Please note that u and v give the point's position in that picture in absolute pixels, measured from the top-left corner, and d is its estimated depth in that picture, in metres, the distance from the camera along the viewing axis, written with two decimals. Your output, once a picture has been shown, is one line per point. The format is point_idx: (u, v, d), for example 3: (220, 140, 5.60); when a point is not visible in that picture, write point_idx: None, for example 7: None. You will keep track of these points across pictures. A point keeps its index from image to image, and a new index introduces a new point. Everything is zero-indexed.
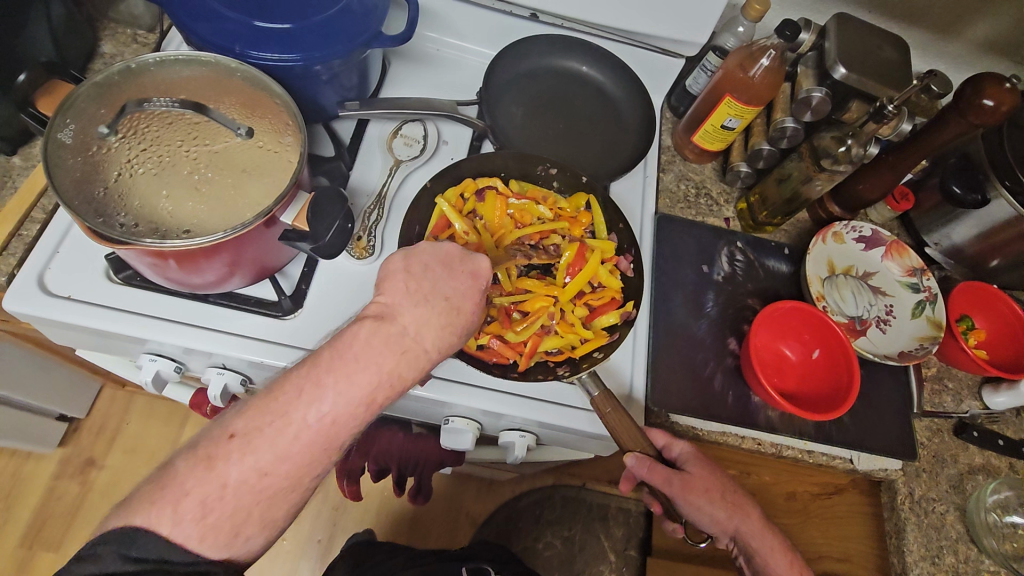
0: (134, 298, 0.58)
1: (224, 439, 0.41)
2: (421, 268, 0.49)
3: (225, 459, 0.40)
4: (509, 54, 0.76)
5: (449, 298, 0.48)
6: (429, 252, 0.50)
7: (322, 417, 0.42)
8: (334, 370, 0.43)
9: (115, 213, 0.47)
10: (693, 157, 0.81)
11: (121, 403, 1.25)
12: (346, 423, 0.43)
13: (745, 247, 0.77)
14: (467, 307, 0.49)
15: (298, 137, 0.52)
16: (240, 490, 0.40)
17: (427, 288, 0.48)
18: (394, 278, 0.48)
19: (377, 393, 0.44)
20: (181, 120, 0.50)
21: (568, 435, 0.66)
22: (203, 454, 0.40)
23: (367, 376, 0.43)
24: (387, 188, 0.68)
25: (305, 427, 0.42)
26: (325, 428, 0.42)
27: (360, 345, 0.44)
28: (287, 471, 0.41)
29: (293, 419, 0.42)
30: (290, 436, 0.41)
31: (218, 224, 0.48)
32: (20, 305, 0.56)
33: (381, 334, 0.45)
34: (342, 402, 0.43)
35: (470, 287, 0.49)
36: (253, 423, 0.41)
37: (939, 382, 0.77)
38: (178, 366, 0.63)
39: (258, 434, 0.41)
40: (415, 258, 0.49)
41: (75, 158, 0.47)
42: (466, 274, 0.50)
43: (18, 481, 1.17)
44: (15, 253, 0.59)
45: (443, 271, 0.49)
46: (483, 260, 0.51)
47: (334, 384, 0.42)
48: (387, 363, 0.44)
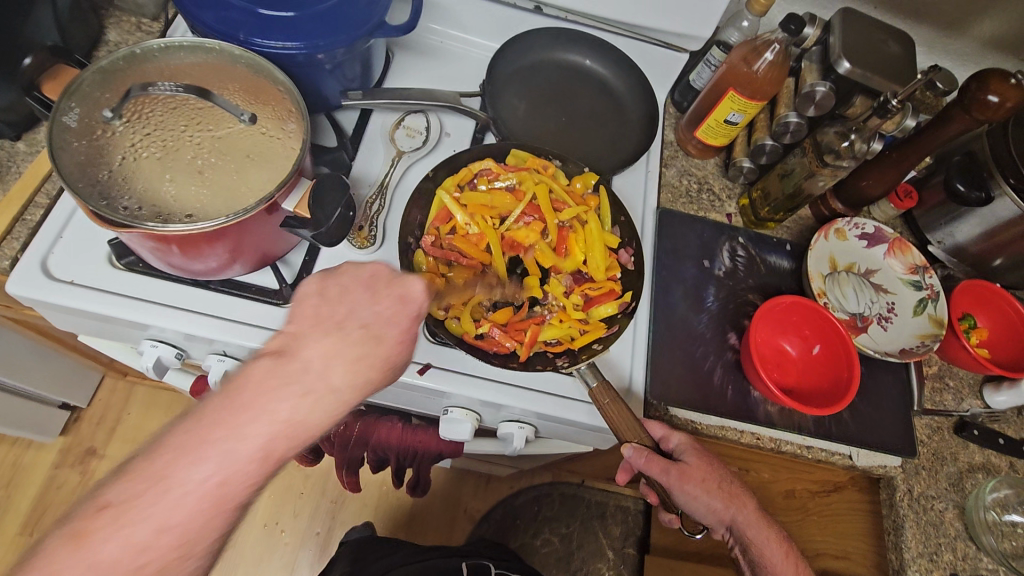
0: (137, 284, 0.59)
1: (94, 512, 0.36)
2: (337, 291, 0.46)
3: (98, 533, 0.35)
4: (513, 46, 0.76)
5: (368, 326, 0.44)
6: (353, 274, 0.46)
7: (205, 479, 0.37)
8: (226, 420, 0.39)
9: (118, 196, 0.47)
10: (696, 152, 0.81)
11: (121, 394, 1.25)
12: (238, 484, 0.39)
13: (747, 243, 0.77)
14: (390, 335, 0.45)
15: (301, 124, 0.53)
16: (117, 564, 0.36)
17: (340, 315, 0.44)
18: (305, 305, 0.45)
19: (273, 445, 0.40)
20: (185, 105, 0.50)
21: (566, 428, 0.66)
22: (76, 530, 0.35)
23: (258, 428, 0.39)
24: (388, 178, 0.68)
25: (187, 490, 0.37)
26: (212, 490, 0.38)
27: (255, 384, 0.40)
28: (173, 541, 0.37)
29: (171, 484, 0.37)
30: (170, 502, 0.37)
31: (220, 209, 0.48)
32: (24, 289, 0.56)
33: (279, 372, 0.41)
34: (227, 461, 0.38)
35: (397, 311, 0.46)
36: (128, 491, 0.36)
37: (940, 381, 0.76)
38: (179, 352, 0.64)
39: (136, 503, 0.36)
40: (333, 281, 0.46)
41: (80, 141, 0.48)
42: (392, 297, 0.46)
43: (19, 469, 1.17)
44: (19, 237, 0.59)
45: (365, 295, 0.46)
46: (416, 284, 0.47)
47: (219, 440, 0.38)
48: (281, 411, 0.40)
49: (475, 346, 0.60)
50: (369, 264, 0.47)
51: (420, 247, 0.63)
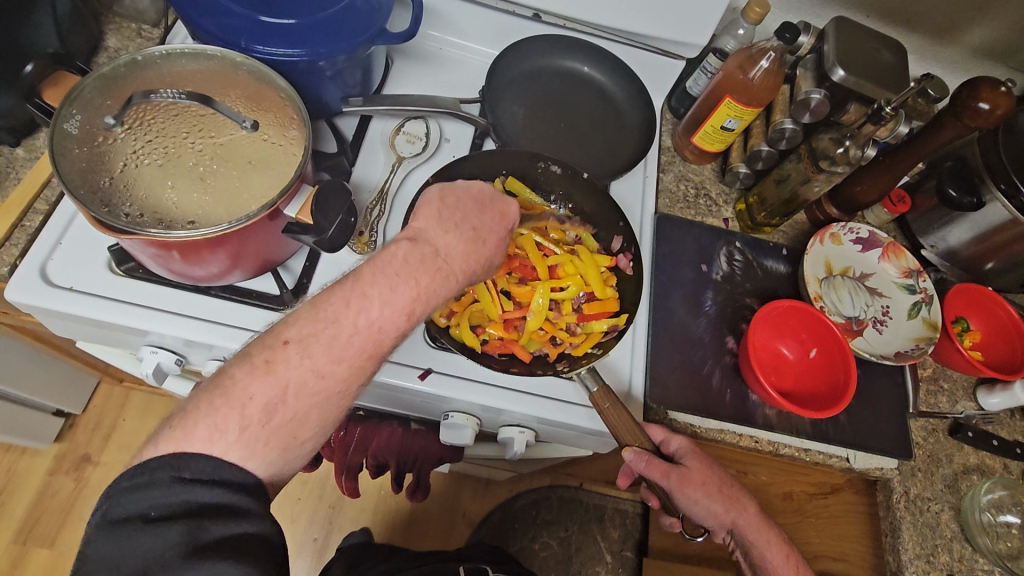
0: (137, 290, 0.59)
1: (277, 345, 0.41)
2: (453, 201, 0.52)
3: (283, 363, 0.41)
4: (511, 54, 0.76)
5: (476, 230, 0.51)
6: (464, 192, 0.53)
7: (371, 323, 0.43)
8: (370, 281, 0.44)
9: (120, 203, 0.47)
10: (693, 158, 0.82)
11: (116, 399, 1.25)
12: (390, 336, 0.45)
13: (744, 247, 0.78)
14: (492, 239, 0.52)
15: (303, 131, 0.53)
16: (299, 393, 0.41)
17: (457, 218, 0.51)
18: (429, 206, 0.51)
19: (415, 308, 0.46)
20: (187, 112, 0.50)
21: (566, 432, 0.66)
22: (257, 361, 0.41)
23: (406, 290, 0.45)
24: (389, 184, 0.69)
25: (355, 332, 0.43)
26: (373, 335, 0.44)
27: (399, 263, 0.46)
28: (342, 377, 0.43)
29: (343, 326, 0.43)
30: (343, 342, 0.43)
31: (222, 216, 0.49)
32: (23, 296, 0.56)
33: (418, 252, 0.47)
34: (388, 314, 0.44)
35: (498, 222, 0.53)
36: (304, 329, 0.42)
37: (935, 383, 0.78)
38: (179, 358, 0.63)
39: (313, 340, 0.42)
40: (450, 193, 0.53)
41: (81, 148, 0.48)
42: (495, 212, 0.54)
43: (12, 477, 1.17)
44: (18, 243, 0.59)
45: (475, 206, 0.53)
46: (512, 204, 0.55)
47: (379, 292, 0.44)
48: (424, 279, 0.46)
49: (481, 352, 0.61)
50: (474, 184, 0.55)
51: None
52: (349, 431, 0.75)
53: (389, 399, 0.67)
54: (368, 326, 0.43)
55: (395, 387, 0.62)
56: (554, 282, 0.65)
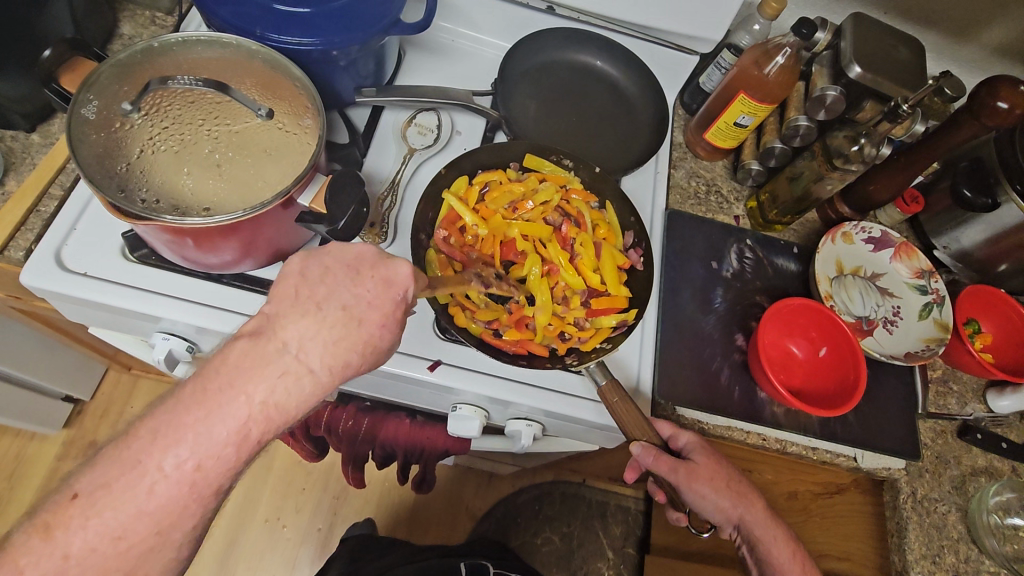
0: (150, 277, 0.59)
1: (67, 502, 0.38)
2: (320, 272, 0.46)
3: (66, 526, 0.38)
4: (524, 46, 0.76)
5: (348, 308, 0.45)
6: (337, 256, 0.46)
7: (181, 465, 0.39)
8: (203, 401, 0.40)
9: (136, 188, 0.47)
10: (705, 154, 0.81)
11: (125, 387, 1.29)
12: (215, 467, 0.40)
13: (755, 245, 0.78)
14: (370, 318, 0.45)
15: (317, 120, 0.53)
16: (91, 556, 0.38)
17: (319, 298, 0.44)
18: (285, 283, 0.45)
19: (249, 429, 0.41)
20: (203, 99, 0.50)
21: (573, 426, 0.66)
22: (43, 522, 0.38)
23: (236, 411, 0.40)
24: (400, 175, 0.69)
25: (161, 478, 0.39)
26: (191, 474, 0.40)
27: (229, 369, 0.41)
28: (148, 530, 0.39)
29: (145, 471, 0.39)
30: (144, 491, 0.39)
31: (236, 203, 0.49)
32: (37, 280, 0.56)
33: (255, 353, 0.41)
34: (201, 448, 0.40)
35: (379, 294, 0.46)
36: (99, 481, 0.39)
37: (944, 384, 0.77)
38: (190, 346, 0.64)
39: (106, 493, 0.38)
40: (318, 264, 0.46)
41: (98, 133, 0.48)
42: (375, 280, 0.46)
43: (22, 462, 1.20)
44: (33, 229, 0.58)
45: (346, 277, 0.46)
46: (404, 267, 0.47)
47: (196, 424, 0.40)
48: (254, 391, 0.41)
49: (494, 345, 0.60)
50: (356, 243, 0.48)
51: (433, 243, 0.63)
52: (358, 420, 0.74)
53: (396, 390, 0.68)
54: (200, 453, 0.40)
55: (404, 378, 0.63)
56: (563, 273, 0.64)
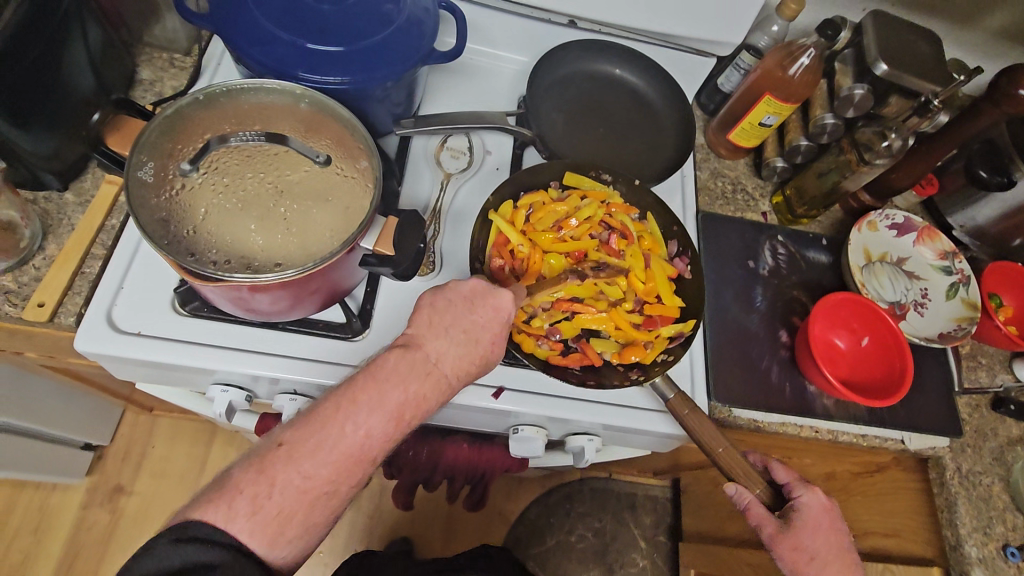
0: (205, 330, 0.58)
1: (272, 448, 0.47)
2: (444, 304, 0.53)
3: (274, 465, 0.46)
4: (546, 62, 0.76)
5: (467, 330, 0.52)
6: (455, 288, 0.54)
7: (356, 431, 0.48)
8: (369, 391, 0.48)
9: (205, 250, 0.46)
10: (728, 154, 0.83)
11: (144, 427, 1.26)
12: (376, 441, 0.49)
13: (786, 240, 0.79)
14: (486, 337, 0.53)
15: (373, 162, 0.52)
16: (281, 492, 0.45)
17: (449, 321, 0.52)
18: (419, 312, 0.53)
19: (404, 412, 0.49)
20: (259, 151, 0.49)
21: (634, 437, 0.67)
22: (257, 461, 0.46)
23: (395, 397, 0.49)
24: (441, 201, 0.69)
25: (343, 438, 0.47)
26: (359, 443, 0.48)
27: (389, 369, 0.49)
28: (325, 479, 0.47)
29: (332, 433, 0.47)
30: (328, 448, 0.47)
31: (305, 255, 0.48)
32: (93, 345, 0.55)
33: (408, 360, 0.50)
34: (374, 420, 0.48)
35: (491, 318, 0.53)
36: (297, 435, 0.47)
37: (973, 359, 0.81)
38: (248, 394, 0.62)
39: (304, 447, 0.47)
40: (439, 298, 0.53)
41: (159, 197, 0.46)
42: (489, 308, 0.53)
43: (46, 513, 1.17)
44: (81, 291, 0.57)
45: (465, 305, 0.53)
46: (506, 295, 0.54)
47: (369, 401, 0.48)
48: (412, 387, 0.50)
49: (559, 366, 0.61)
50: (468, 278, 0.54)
51: (487, 271, 0.63)
52: (417, 450, 0.74)
53: (455, 417, 0.68)
54: (366, 433, 0.48)
55: (467, 407, 0.63)
56: (612, 291, 0.65)
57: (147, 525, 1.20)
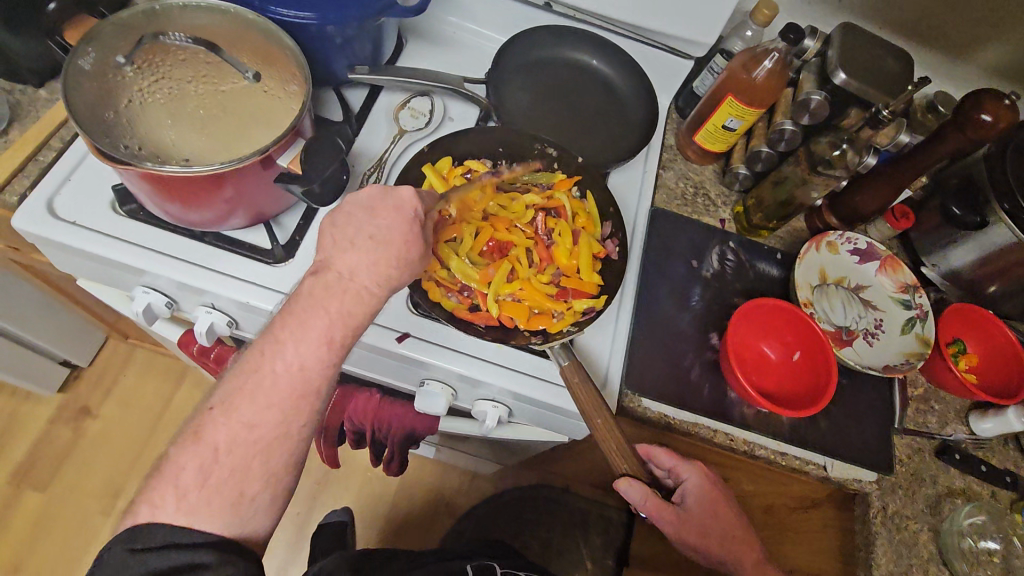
0: (132, 230, 0.61)
1: (205, 411, 0.47)
2: (344, 218, 0.52)
3: (213, 426, 0.46)
4: (519, 42, 0.78)
5: (375, 236, 0.51)
6: (353, 200, 0.52)
7: (288, 365, 0.47)
8: (279, 330, 0.48)
9: (121, 136, 0.49)
10: (696, 158, 0.82)
11: (123, 356, 1.32)
12: (314, 369, 0.48)
13: (737, 248, 0.78)
14: (396, 238, 0.51)
15: (303, 87, 0.55)
16: (227, 454, 0.46)
17: (352, 235, 0.51)
18: (324, 235, 0.52)
19: (332, 334, 0.49)
20: (194, 59, 0.53)
21: (540, 411, 0.66)
22: (193, 427, 0.47)
23: (317, 323, 0.48)
24: (387, 154, 0.71)
25: (277, 375, 0.47)
26: (296, 374, 0.47)
27: (305, 300, 0.49)
28: (276, 418, 0.47)
29: (265, 372, 0.47)
30: (265, 391, 0.47)
31: (215, 157, 0.51)
32: (28, 224, 0.59)
33: (319, 284, 0.50)
34: (303, 350, 0.48)
35: (394, 219, 0.51)
36: (227, 391, 0.47)
37: (925, 404, 0.76)
38: (170, 302, 0.65)
39: (239, 393, 0.47)
40: (341, 212, 0.52)
41: (92, 83, 0.50)
42: (390, 209, 0.52)
43: (17, 420, 1.23)
44: (29, 175, 0.61)
45: (366, 213, 0.51)
46: (405, 192, 0.52)
47: (289, 335, 0.48)
48: (333, 307, 0.49)
49: (464, 321, 0.61)
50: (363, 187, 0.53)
51: None
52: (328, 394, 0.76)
53: (367, 361, 0.69)
54: (300, 367, 0.47)
55: (372, 349, 0.63)
56: (536, 260, 0.66)
57: (105, 449, 1.24)
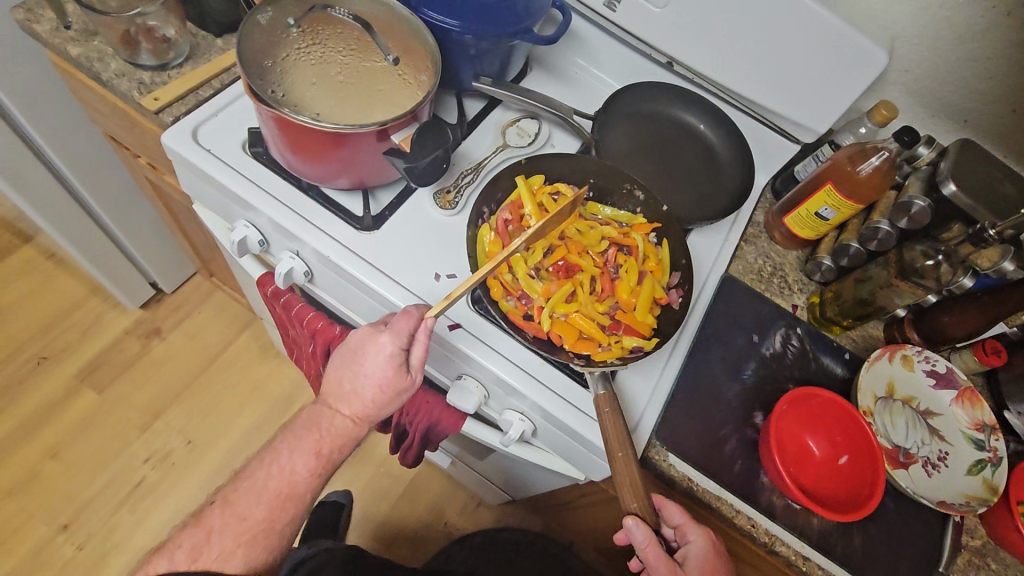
0: (252, 168, 0.68)
1: (211, 503, 0.58)
2: (342, 357, 0.61)
3: (211, 514, 0.57)
4: (633, 91, 0.82)
5: (359, 378, 0.59)
6: (349, 340, 0.60)
7: (282, 470, 0.59)
8: (270, 456, 0.60)
9: (271, 82, 0.57)
10: (781, 240, 0.82)
11: (202, 293, 1.43)
12: (301, 474, 0.60)
13: (804, 336, 0.75)
14: (375, 383, 0.59)
15: (432, 78, 0.61)
16: (223, 531, 0.56)
17: (345, 376, 0.60)
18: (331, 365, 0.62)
19: (324, 449, 0.61)
20: (349, 36, 0.60)
21: (564, 438, 0.66)
22: (195, 517, 0.57)
23: (308, 440, 0.60)
24: (487, 161, 0.75)
25: (271, 478, 0.59)
26: (289, 479, 0.59)
27: (305, 422, 0.61)
28: (262, 516, 0.57)
29: (260, 477, 0.59)
30: (263, 487, 0.58)
31: (342, 118, 0.57)
32: (173, 142, 0.67)
33: (317, 411, 0.62)
34: (297, 458, 0.60)
35: (375, 361, 0.58)
36: (233, 489, 0.58)
37: (982, 558, 0.68)
38: (263, 241, 0.72)
39: (235, 495, 0.58)
40: (342, 351, 0.61)
41: (262, 35, 0.58)
42: (373, 352, 0.58)
43: (98, 323, 1.36)
44: (186, 105, 0.71)
45: (353, 355, 0.60)
46: (386, 337, 0.57)
47: (266, 488, 0.58)
48: (323, 428, 0.61)
49: (515, 325, 0.63)
50: (360, 329, 0.60)
51: (491, 220, 0.67)
52: None
53: None
54: (290, 472, 0.59)
55: None
56: (597, 289, 0.67)
57: (161, 370, 1.34)
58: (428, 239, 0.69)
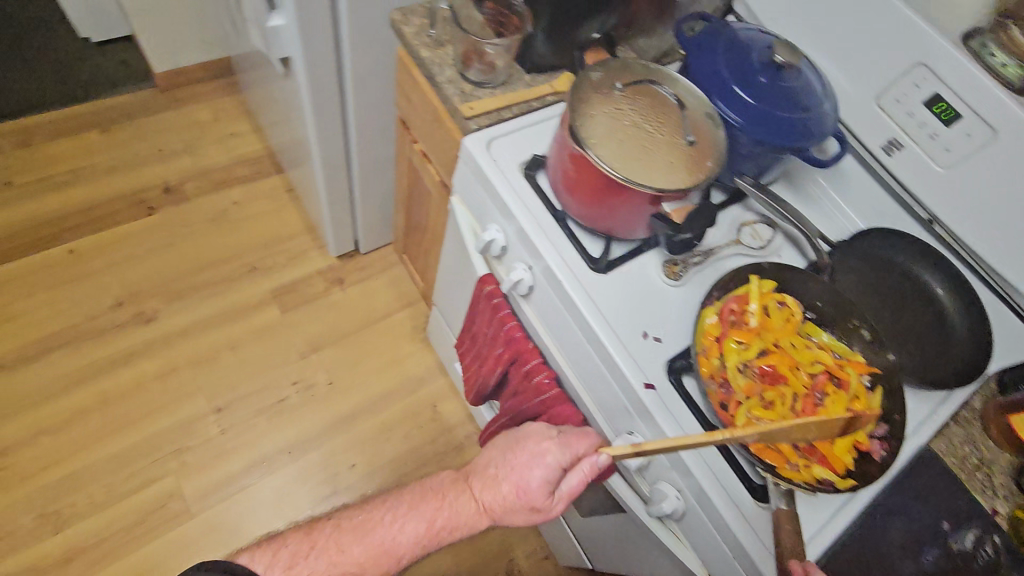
0: (523, 186, 0.78)
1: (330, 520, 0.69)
2: (503, 444, 0.72)
3: (322, 535, 0.67)
4: (883, 235, 0.82)
5: (502, 473, 0.69)
6: (514, 434, 0.73)
7: (395, 523, 0.68)
8: (384, 510, 0.70)
9: (585, 124, 0.66)
10: (998, 436, 0.75)
11: (386, 262, 1.62)
12: (406, 539, 0.67)
13: (1003, 548, 0.67)
14: (511, 485, 0.68)
15: (716, 167, 0.66)
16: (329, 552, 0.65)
17: (497, 462, 0.71)
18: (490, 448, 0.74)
19: (437, 523, 0.69)
20: (659, 111, 0.69)
21: (714, 535, 0.65)
22: (307, 527, 0.68)
23: (427, 510, 0.70)
24: (718, 249, 0.78)
25: (381, 532, 0.68)
26: (390, 545, 0.67)
27: (441, 487, 0.72)
28: (358, 559, 0.66)
29: (374, 524, 0.68)
30: (366, 540, 0.67)
31: (630, 171, 0.64)
32: (473, 145, 0.79)
33: (456, 482, 0.72)
34: (410, 521, 0.69)
35: (523, 460, 0.68)
36: (345, 519, 0.69)
37: None
38: (503, 247, 0.81)
39: (349, 525, 0.68)
40: (509, 436, 0.73)
41: (591, 87, 0.69)
42: (524, 453, 0.69)
43: (302, 256, 1.58)
44: (489, 117, 0.82)
45: (511, 446, 0.71)
46: (546, 442, 0.68)
47: (364, 539, 0.67)
48: (451, 503, 0.70)
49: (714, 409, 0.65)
50: (530, 422, 0.73)
51: (716, 304, 0.69)
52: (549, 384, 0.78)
53: (596, 386, 0.74)
54: (398, 531, 0.68)
55: (617, 378, 0.68)
56: (797, 408, 0.66)
57: (332, 314, 1.52)
58: (647, 299, 0.73)
